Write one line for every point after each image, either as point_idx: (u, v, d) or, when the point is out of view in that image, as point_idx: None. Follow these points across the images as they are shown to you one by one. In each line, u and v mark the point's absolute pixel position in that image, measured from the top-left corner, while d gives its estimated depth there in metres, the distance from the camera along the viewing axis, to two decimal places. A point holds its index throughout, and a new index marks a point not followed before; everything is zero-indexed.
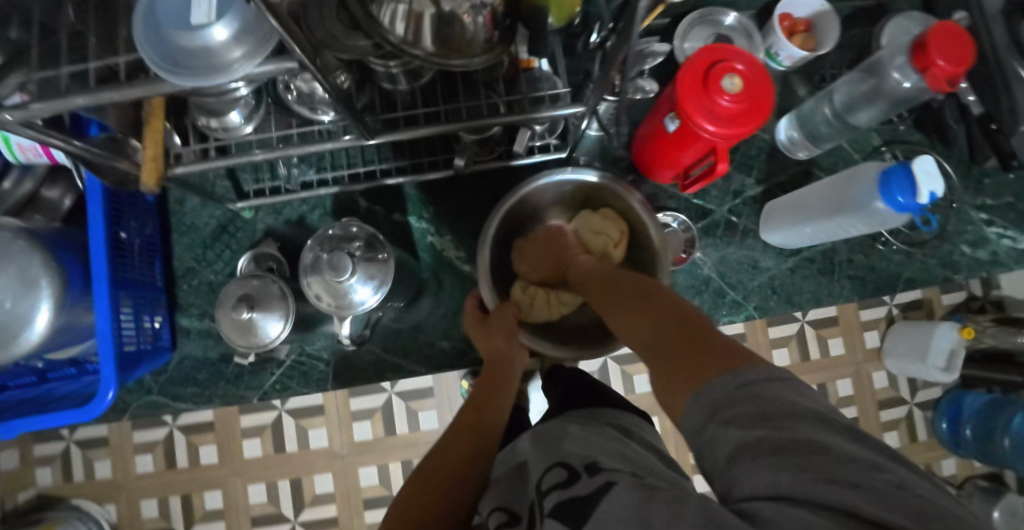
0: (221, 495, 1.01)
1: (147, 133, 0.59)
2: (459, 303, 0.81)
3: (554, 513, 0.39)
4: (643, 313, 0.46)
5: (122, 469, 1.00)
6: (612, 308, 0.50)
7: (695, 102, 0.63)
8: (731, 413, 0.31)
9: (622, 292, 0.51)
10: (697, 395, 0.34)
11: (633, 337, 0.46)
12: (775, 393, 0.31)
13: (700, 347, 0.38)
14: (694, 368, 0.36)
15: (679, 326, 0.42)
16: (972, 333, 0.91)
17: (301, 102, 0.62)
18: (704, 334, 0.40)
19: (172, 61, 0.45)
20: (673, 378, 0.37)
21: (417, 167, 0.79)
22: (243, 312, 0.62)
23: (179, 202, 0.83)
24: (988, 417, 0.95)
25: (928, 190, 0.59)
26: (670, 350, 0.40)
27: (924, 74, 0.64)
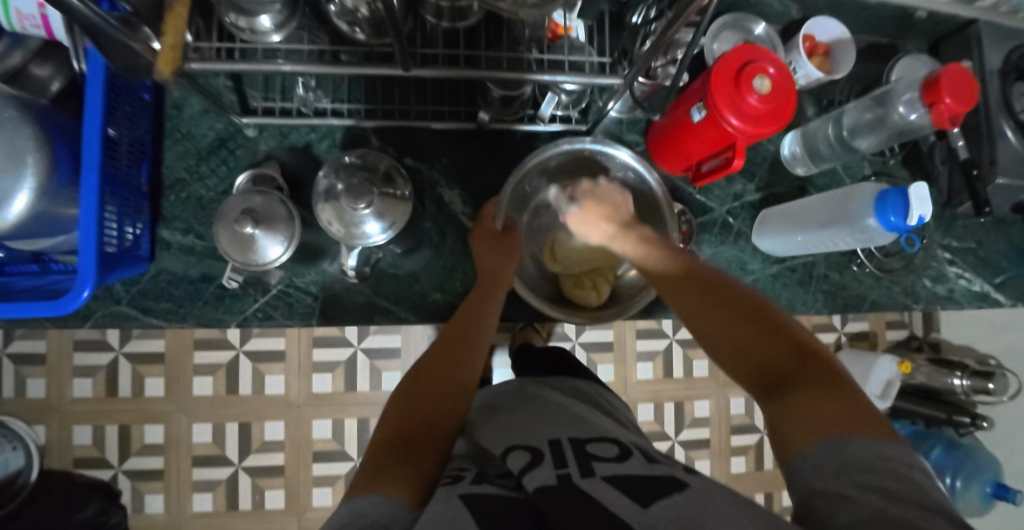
0: (165, 431, 0.96)
1: (168, 19, 0.55)
2: (456, 259, 0.80)
3: (608, 478, 0.41)
4: (752, 328, 0.42)
5: (57, 391, 0.93)
6: (705, 298, 0.46)
7: (724, 96, 0.65)
8: (830, 457, 0.33)
9: (733, 298, 0.45)
10: (832, 445, 0.33)
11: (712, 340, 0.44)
12: (896, 457, 0.32)
13: (809, 380, 0.38)
14: (832, 414, 0.35)
15: (783, 343, 0.41)
16: (908, 369, 0.93)
17: (342, 15, 0.59)
18: (821, 365, 0.38)
19: None
20: (787, 409, 0.37)
21: (437, 114, 0.78)
22: (246, 226, 0.59)
23: (178, 107, 0.78)
24: (910, 445, 0.99)
25: (917, 213, 0.63)
26: (785, 383, 0.38)
27: (930, 108, 0.69)
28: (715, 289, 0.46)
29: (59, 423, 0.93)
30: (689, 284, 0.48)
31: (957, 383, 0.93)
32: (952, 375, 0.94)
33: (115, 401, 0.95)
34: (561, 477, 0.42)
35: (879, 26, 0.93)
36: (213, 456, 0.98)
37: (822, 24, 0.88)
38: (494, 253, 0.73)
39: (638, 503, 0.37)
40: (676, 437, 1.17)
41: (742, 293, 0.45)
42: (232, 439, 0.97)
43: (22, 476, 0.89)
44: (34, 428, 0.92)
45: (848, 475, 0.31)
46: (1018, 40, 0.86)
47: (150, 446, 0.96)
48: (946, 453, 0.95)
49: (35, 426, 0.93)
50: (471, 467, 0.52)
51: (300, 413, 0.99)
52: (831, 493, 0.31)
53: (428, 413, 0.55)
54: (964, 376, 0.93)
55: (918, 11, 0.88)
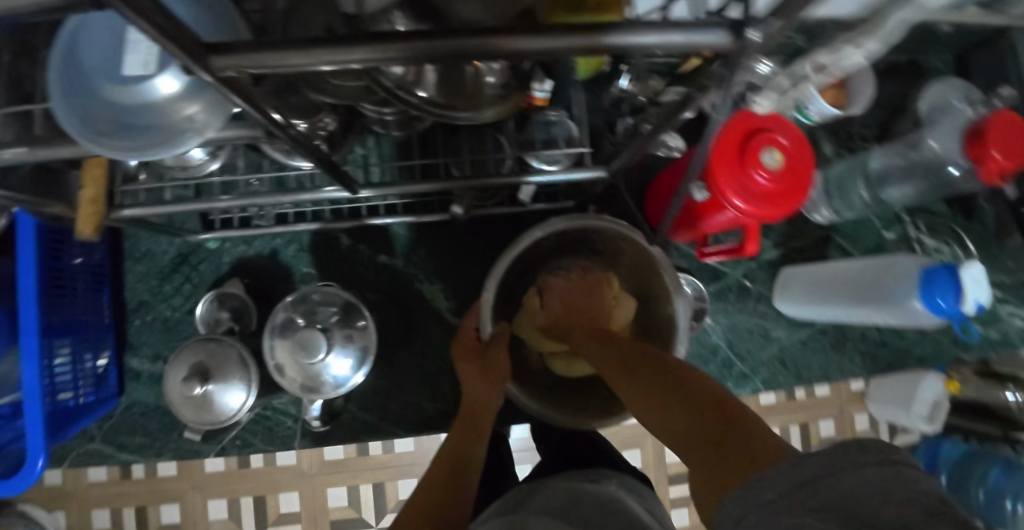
0: (180, 510, 0.99)
1: (86, 169, 0.49)
2: (444, 362, 0.73)
3: None
4: (658, 391, 0.43)
5: (75, 485, 0.92)
6: (637, 390, 0.45)
7: (727, 176, 0.56)
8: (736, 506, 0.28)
9: (647, 369, 0.46)
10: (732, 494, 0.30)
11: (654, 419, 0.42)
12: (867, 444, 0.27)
13: (731, 433, 0.35)
14: (736, 458, 0.33)
15: (709, 403, 0.39)
16: (959, 387, 0.76)
17: (275, 146, 0.52)
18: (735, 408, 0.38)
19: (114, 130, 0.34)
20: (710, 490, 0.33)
21: (409, 207, 0.71)
22: (195, 387, 0.53)
23: (134, 225, 0.73)
24: None
25: (973, 299, 0.54)
26: (711, 443, 0.35)
27: (976, 165, 0.58)
28: (643, 365, 0.46)
29: (76, 508, 0.98)
30: (617, 357, 0.49)
31: (1010, 397, 0.77)
32: (1005, 388, 0.77)
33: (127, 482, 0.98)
34: None
35: (899, 45, 0.81)
36: (231, 529, 1.01)
37: None
38: (477, 375, 0.63)
39: None
40: None
41: (669, 367, 0.45)
42: (246, 512, 1.00)
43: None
44: (53, 513, 0.98)
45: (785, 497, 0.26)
46: None
47: (166, 524, 1.00)
48: None
49: (54, 509, 0.99)
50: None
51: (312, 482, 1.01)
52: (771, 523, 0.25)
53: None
54: None
55: (945, 27, 0.76)
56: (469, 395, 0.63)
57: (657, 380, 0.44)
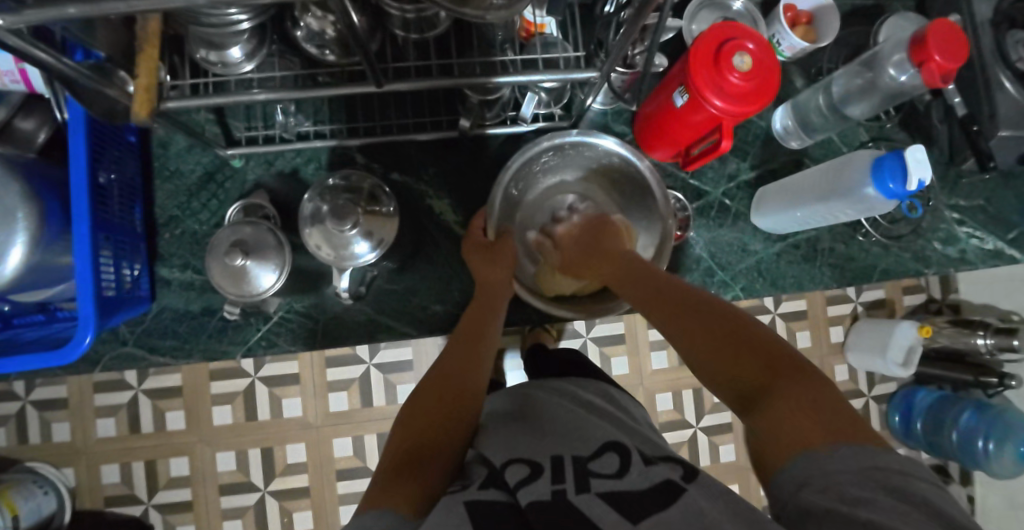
0: (190, 463, 0.97)
1: (140, 60, 0.55)
2: (453, 269, 0.80)
3: (603, 495, 0.45)
4: (725, 338, 0.47)
5: (81, 433, 0.95)
6: (705, 334, 0.49)
7: (704, 78, 0.64)
8: (805, 473, 0.35)
9: (718, 314, 0.50)
10: (804, 459, 0.35)
11: (715, 370, 0.46)
12: (893, 467, 0.33)
13: (795, 388, 0.40)
14: (808, 416, 0.37)
15: (774, 359, 0.43)
16: (929, 331, 0.93)
17: (310, 40, 0.60)
18: (802, 368, 0.42)
19: None
20: (770, 435, 0.38)
21: (419, 126, 0.78)
22: (237, 258, 0.60)
23: (164, 145, 0.79)
24: (937, 411, 0.98)
25: (917, 177, 0.62)
26: (773, 393, 0.41)
27: (920, 68, 0.66)
28: (705, 315, 0.50)
29: (87, 466, 0.96)
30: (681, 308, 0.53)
31: (981, 343, 0.93)
32: (975, 336, 0.93)
33: (137, 436, 0.96)
34: (557, 493, 0.46)
35: None
36: (242, 483, 0.99)
37: None
38: (485, 265, 0.72)
39: (628, 519, 0.42)
40: (697, 424, 1.15)
41: (735, 318, 0.49)
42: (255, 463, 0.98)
43: (55, 520, 0.90)
44: (64, 471, 0.94)
45: (826, 486, 0.33)
46: None
47: (176, 479, 0.97)
48: (978, 414, 0.93)
49: (64, 469, 0.95)
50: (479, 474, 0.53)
51: (320, 432, 1.00)
52: (812, 503, 0.32)
53: (438, 427, 0.55)
54: (988, 336, 0.92)
55: None
56: (481, 282, 0.72)
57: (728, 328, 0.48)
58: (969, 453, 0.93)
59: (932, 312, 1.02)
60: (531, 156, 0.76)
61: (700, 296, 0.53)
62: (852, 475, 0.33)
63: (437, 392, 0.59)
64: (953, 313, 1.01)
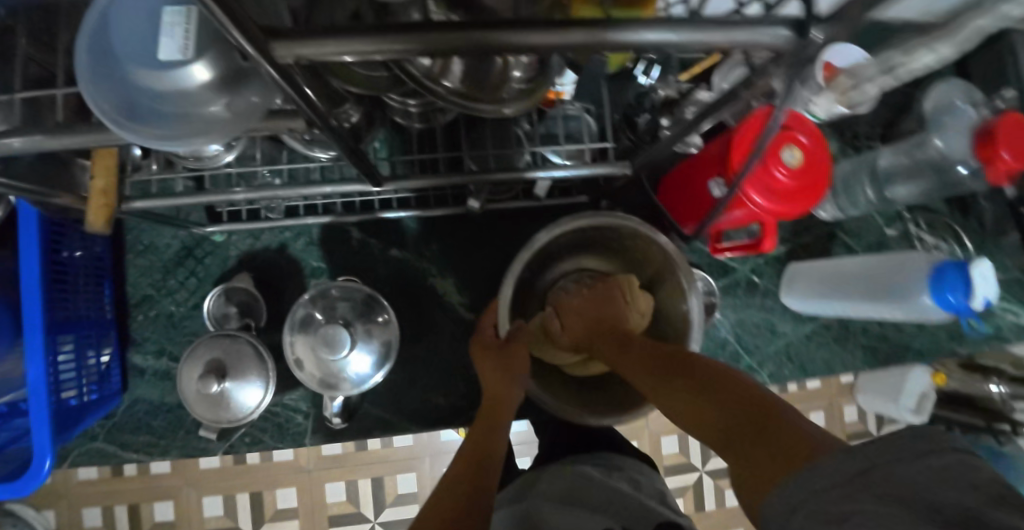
0: (174, 506, 0.98)
1: (95, 161, 0.48)
2: (457, 357, 0.73)
3: None
4: (688, 382, 0.40)
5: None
6: (671, 387, 0.42)
7: (750, 174, 0.57)
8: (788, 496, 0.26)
9: (678, 360, 0.43)
10: (776, 488, 0.27)
11: (683, 413, 0.39)
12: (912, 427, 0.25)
13: (774, 423, 0.32)
14: (772, 448, 0.30)
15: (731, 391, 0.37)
16: (941, 379, 0.96)
17: (297, 137, 0.51)
18: (775, 405, 0.34)
19: (144, 116, 0.34)
20: (750, 466, 0.31)
21: (421, 201, 0.70)
22: (212, 384, 0.52)
23: (136, 217, 0.71)
24: None
25: (983, 296, 0.56)
26: (746, 440, 0.33)
27: (984, 165, 0.60)
28: (662, 355, 0.45)
29: (68, 506, 0.97)
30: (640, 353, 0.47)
31: (995, 390, 0.95)
32: (989, 381, 0.95)
33: (119, 479, 0.97)
34: None
35: None
36: (228, 528, 0.99)
37: (840, 52, 0.79)
38: (496, 371, 0.63)
39: None
40: (703, 468, 1.10)
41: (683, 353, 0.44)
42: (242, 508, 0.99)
43: None
44: (43, 513, 0.96)
45: (805, 506, 0.24)
46: None
47: (160, 523, 0.98)
48: (992, 464, 0.93)
49: (43, 510, 0.96)
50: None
51: (311, 478, 1.00)
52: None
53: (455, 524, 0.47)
54: (1001, 383, 0.95)
55: None
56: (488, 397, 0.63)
57: (688, 374, 0.41)
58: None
59: (943, 358, 1.01)
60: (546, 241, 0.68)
61: (660, 346, 0.46)
62: (845, 468, 0.24)
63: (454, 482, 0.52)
64: (970, 359, 0.99)
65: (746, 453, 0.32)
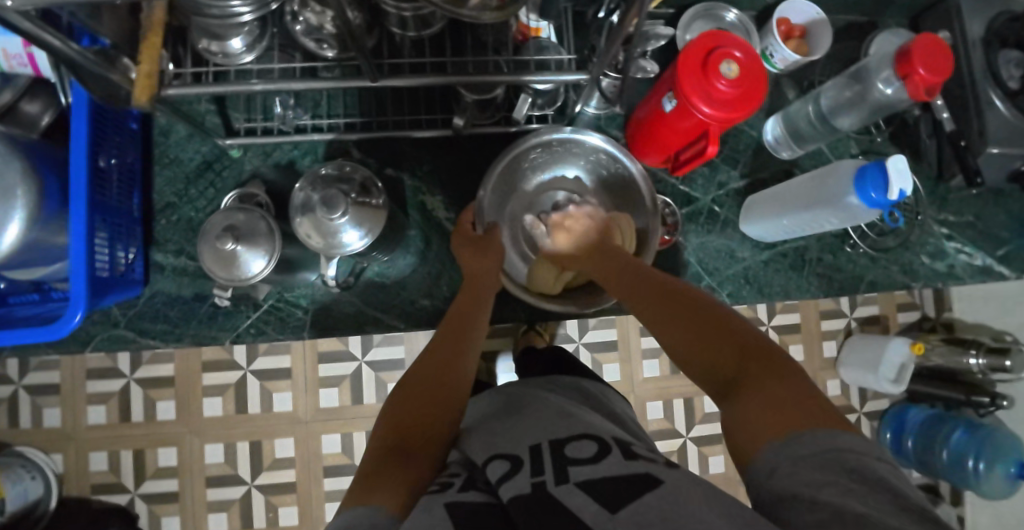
0: None
1: (144, 48, 0.57)
2: (442, 264, 0.81)
3: (582, 484, 0.42)
4: (700, 332, 0.48)
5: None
6: (688, 330, 0.49)
7: (691, 85, 0.65)
8: (775, 459, 0.34)
9: (701, 311, 0.50)
10: (782, 444, 0.35)
11: (692, 362, 0.48)
12: (853, 449, 0.33)
13: (782, 378, 0.40)
14: (783, 397, 0.38)
15: (755, 359, 0.43)
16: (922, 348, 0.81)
17: (308, 34, 0.62)
18: (787, 364, 0.42)
19: None
20: (749, 414, 0.38)
21: (415, 123, 0.79)
22: (228, 243, 0.61)
23: (165, 133, 0.81)
24: (928, 431, 0.91)
25: (898, 187, 0.62)
26: (746, 386, 0.41)
27: (906, 83, 0.68)
28: (684, 303, 0.52)
29: None
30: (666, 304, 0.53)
31: (973, 363, 0.87)
32: (968, 354, 0.87)
33: None
34: (537, 485, 0.43)
35: (853, 5, 0.92)
36: None
37: (793, 6, 0.88)
38: (474, 257, 0.73)
39: (607, 509, 0.38)
40: (688, 434, 1.13)
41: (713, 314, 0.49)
42: None
43: None
44: None
45: (799, 470, 0.32)
46: (1000, 8, 0.84)
47: None
48: (968, 434, 0.86)
49: None
50: (463, 472, 0.52)
51: None
52: (791, 491, 0.31)
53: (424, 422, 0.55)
54: (980, 355, 0.86)
55: None
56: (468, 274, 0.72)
57: (712, 327, 0.47)
58: (957, 473, 0.87)
59: (927, 330, 0.95)
60: (525, 152, 0.77)
61: (688, 294, 0.53)
62: (819, 452, 0.33)
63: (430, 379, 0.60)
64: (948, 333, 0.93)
65: (745, 401, 0.40)
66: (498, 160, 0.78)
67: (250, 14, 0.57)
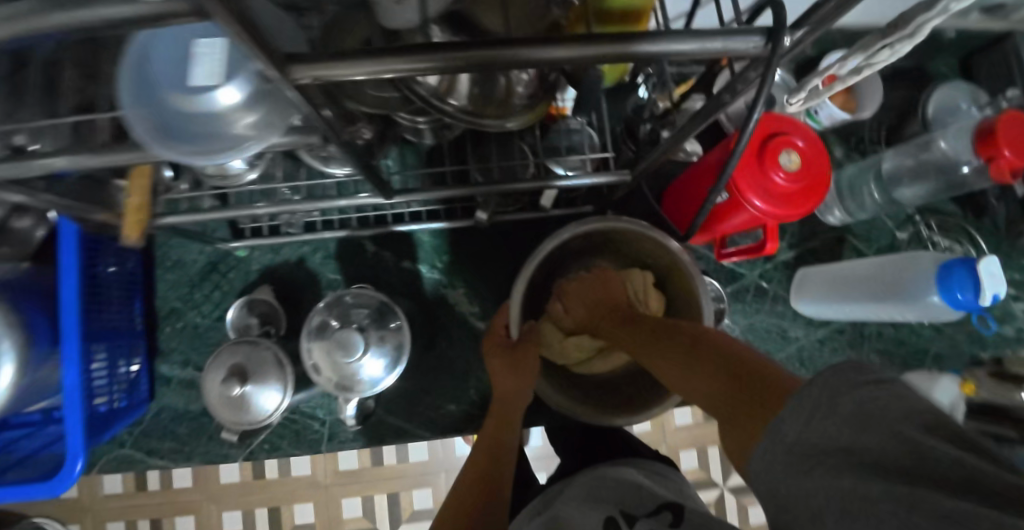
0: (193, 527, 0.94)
1: (132, 179, 0.51)
2: (469, 364, 0.74)
3: None
4: (690, 361, 0.45)
5: (87, 491, 0.93)
6: (683, 355, 0.46)
7: (747, 178, 0.58)
8: (770, 443, 0.29)
9: (690, 341, 0.46)
10: (758, 451, 0.30)
11: (693, 394, 0.43)
12: (866, 375, 0.27)
13: (760, 384, 0.36)
14: (765, 409, 0.34)
15: (751, 379, 0.37)
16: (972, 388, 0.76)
17: (314, 154, 0.54)
18: (769, 370, 0.37)
19: (178, 133, 0.38)
20: (742, 433, 0.34)
21: (434, 214, 0.73)
22: (235, 387, 0.55)
23: (165, 235, 0.75)
24: None
25: (992, 292, 0.55)
26: (732, 402, 0.37)
27: (987, 163, 0.59)
28: (672, 337, 0.49)
29: None
30: (653, 340, 0.51)
31: None
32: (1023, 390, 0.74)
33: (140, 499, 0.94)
34: None
35: (905, 50, 0.83)
36: None
37: (842, 59, 0.80)
38: (506, 371, 0.63)
39: None
40: (725, 484, 1.05)
41: (730, 346, 0.43)
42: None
43: None
44: None
45: (790, 455, 0.28)
46: None
47: None
48: None
49: None
50: None
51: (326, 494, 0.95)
52: (787, 487, 0.28)
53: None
54: None
55: None
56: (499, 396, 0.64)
57: (695, 345, 0.45)
58: None
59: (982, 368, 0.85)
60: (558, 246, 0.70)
61: (674, 327, 0.50)
62: (805, 431, 0.28)
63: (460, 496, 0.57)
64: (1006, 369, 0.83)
65: (735, 423, 0.36)
66: (530, 257, 0.70)
67: None
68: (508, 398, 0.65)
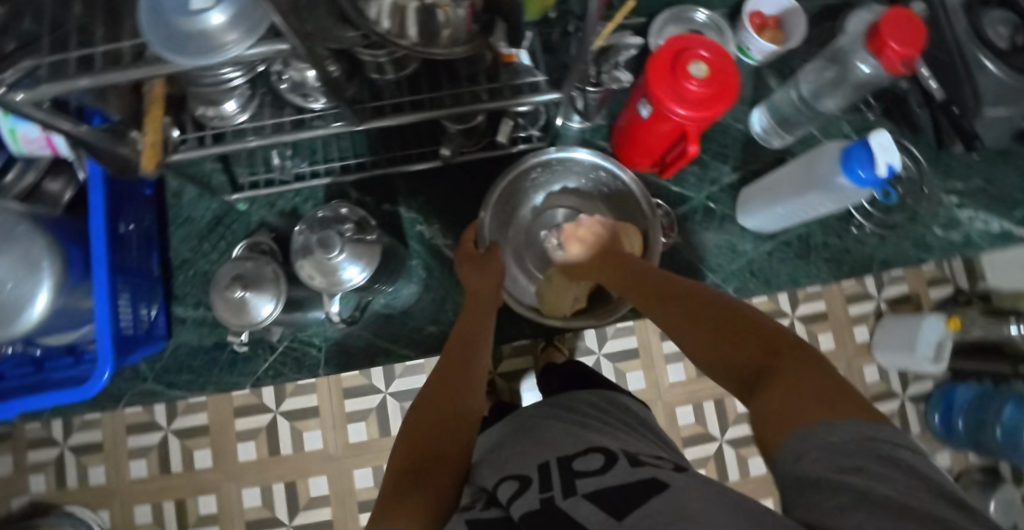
0: None
1: (148, 117, 0.62)
2: (446, 289, 0.83)
3: (589, 496, 0.41)
4: (723, 335, 0.45)
5: None
6: (716, 328, 0.47)
7: (663, 88, 0.67)
8: (817, 447, 0.31)
9: (726, 312, 0.47)
10: (807, 435, 0.32)
11: (708, 357, 0.46)
12: (886, 438, 0.31)
13: (800, 372, 0.37)
14: (806, 395, 0.35)
15: (797, 360, 0.39)
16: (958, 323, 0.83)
17: (295, 90, 0.69)
18: (810, 357, 0.39)
19: (178, 44, 0.47)
20: (770, 404, 0.36)
21: (406, 158, 0.83)
22: (236, 289, 0.65)
23: (177, 195, 0.86)
24: (979, 406, 0.85)
25: (886, 163, 0.62)
26: (769, 376, 0.39)
27: (879, 58, 0.68)
28: (705, 305, 0.50)
29: None
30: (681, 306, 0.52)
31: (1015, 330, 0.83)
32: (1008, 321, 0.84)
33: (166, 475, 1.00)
34: (545, 500, 0.42)
35: None
36: None
37: None
38: (474, 274, 0.74)
39: (614, 517, 0.38)
40: (722, 437, 1.06)
41: (767, 325, 0.44)
42: None
43: None
44: None
45: (833, 456, 0.30)
46: None
47: None
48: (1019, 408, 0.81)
49: None
50: (478, 501, 0.51)
51: None
52: (818, 475, 0.30)
53: (438, 450, 0.54)
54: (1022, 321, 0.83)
55: None
56: (471, 291, 0.73)
57: (726, 320, 0.46)
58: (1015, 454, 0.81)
59: (962, 302, 0.91)
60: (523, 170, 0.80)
61: (702, 295, 0.51)
62: (835, 453, 0.30)
63: (436, 404, 0.59)
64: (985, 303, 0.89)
65: (766, 395, 0.37)
66: (498, 182, 0.80)
67: (240, 78, 0.63)
68: (481, 295, 0.73)
